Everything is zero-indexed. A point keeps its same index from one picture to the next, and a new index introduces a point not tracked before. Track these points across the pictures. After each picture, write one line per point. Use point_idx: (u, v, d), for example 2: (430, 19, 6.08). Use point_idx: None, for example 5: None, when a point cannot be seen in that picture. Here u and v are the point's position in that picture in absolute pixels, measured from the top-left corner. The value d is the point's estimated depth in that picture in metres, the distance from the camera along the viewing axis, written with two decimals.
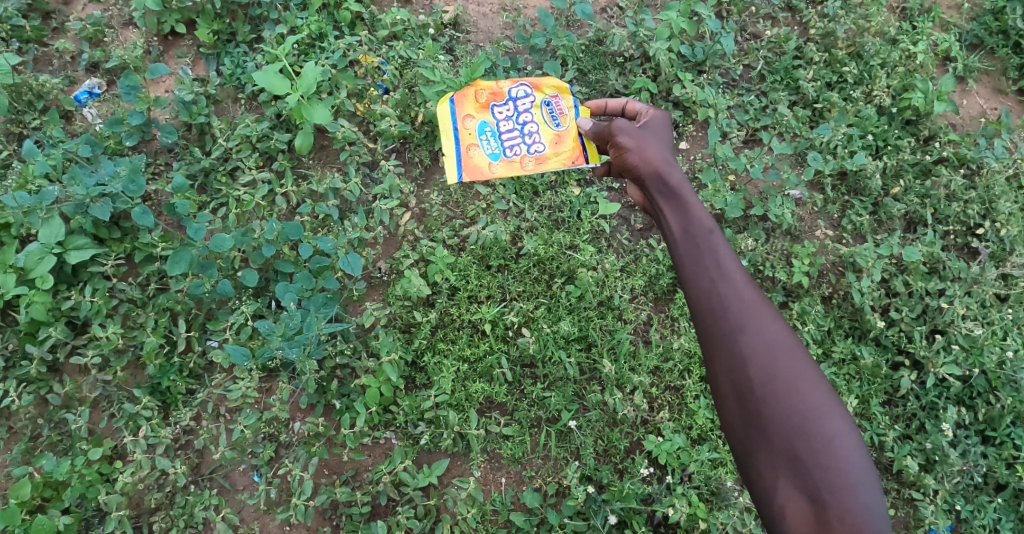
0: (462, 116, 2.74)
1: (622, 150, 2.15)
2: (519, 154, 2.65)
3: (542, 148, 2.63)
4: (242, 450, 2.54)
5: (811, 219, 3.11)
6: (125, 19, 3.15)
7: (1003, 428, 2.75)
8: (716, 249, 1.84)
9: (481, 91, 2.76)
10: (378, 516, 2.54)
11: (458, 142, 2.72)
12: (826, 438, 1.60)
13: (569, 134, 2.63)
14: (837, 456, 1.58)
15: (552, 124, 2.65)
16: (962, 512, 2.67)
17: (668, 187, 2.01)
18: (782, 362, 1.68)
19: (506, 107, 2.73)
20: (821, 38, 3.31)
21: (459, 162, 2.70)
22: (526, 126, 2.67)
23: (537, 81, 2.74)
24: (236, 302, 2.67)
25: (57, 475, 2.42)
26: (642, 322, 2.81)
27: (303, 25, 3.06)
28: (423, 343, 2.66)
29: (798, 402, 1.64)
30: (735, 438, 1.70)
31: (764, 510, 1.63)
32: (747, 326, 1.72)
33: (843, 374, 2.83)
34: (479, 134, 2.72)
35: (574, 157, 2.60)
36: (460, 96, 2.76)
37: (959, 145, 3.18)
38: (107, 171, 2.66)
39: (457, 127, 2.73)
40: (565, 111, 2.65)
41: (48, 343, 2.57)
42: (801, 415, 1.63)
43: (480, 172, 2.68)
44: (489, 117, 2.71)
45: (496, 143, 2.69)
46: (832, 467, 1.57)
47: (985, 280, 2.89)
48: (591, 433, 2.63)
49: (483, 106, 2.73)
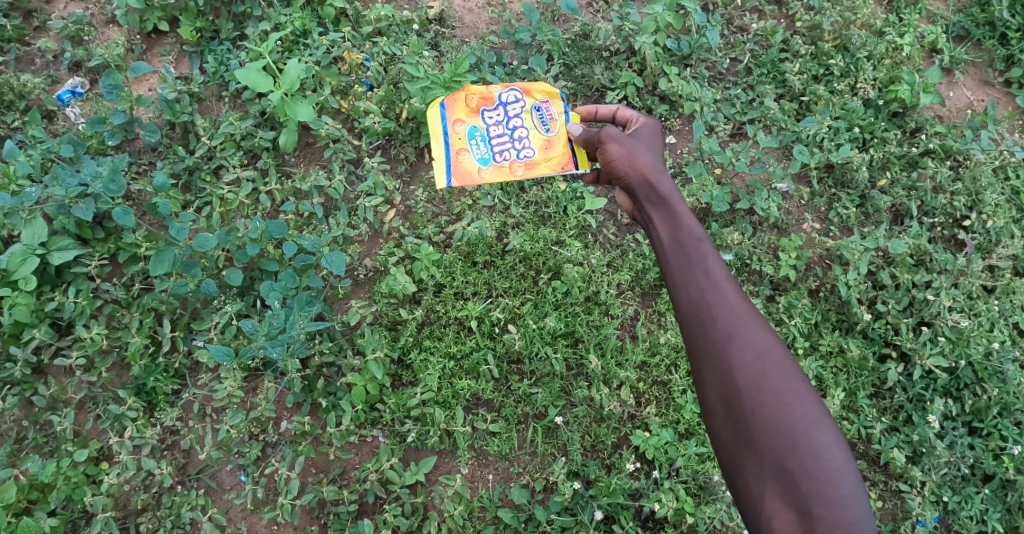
0: (452, 120, 2.74)
1: (611, 159, 2.17)
2: (510, 159, 2.66)
3: (532, 153, 2.64)
4: (228, 449, 2.53)
5: (798, 212, 3.10)
6: (107, 17, 3.12)
7: (990, 419, 2.76)
8: (704, 257, 1.86)
9: (471, 96, 2.78)
10: (365, 514, 2.53)
11: (449, 147, 2.70)
12: (814, 449, 1.59)
13: (559, 139, 2.64)
14: (825, 468, 1.57)
15: (543, 129, 2.67)
16: (949, 503, 2.68)
17: (659, 195, 2.03)
18: (770, 372, 1.69)
19: (496, 112, 2.74)
20: (807, 31, 3.31)
21: (450, 167, 2.68)
22: (516, 131, 2.69)
23: (527, 86, 2.79)
24: (219, 301, 2.65)
25: (42, 477, 2.40)
26: (628, 317, 2.80)
27: (287, 21, 3.04)
28: (409, 341, 2.65)
29: (786, 412, 1.64)
30: (723, 449, 1.70)
31: (752, 523, 1.62)
32: (736, 335, 1.73)
33: (830, 367, 2.83)
34: (469, 139, 2.71)
35: (564, 163, 2.60)
36: (450, 101, 2.77)
37: (945, 137, 3.18)
38: (89, 171, 2.64)
39: (447, 132, 2.72)
40: (555, 117, 2.69)
41: (32, 344, 2.55)
42: (789, 425, 1.62)
43: (470, 177, 2.68)
44: (479, 122, 2.72)
45: (486, 148, 2.69)
46: (820, 479, 1.56)
47: (971, 272, 2.90)
48: (578, 428, 2.62)
49: (473, 111, 2.75)
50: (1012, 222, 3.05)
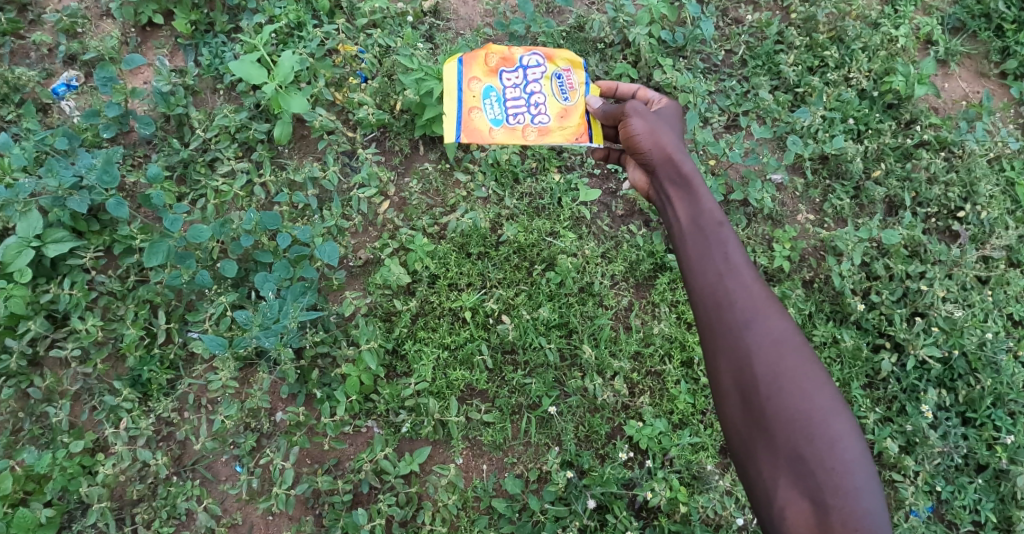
0: (469, 78, 2.67)
1: (633, 133, 2.18)
2: (523, 123, 2.62)
3: (547, 120, 2.60)
4: (223, 440, 2.52)
5: (793, 203, 3.11)
6: (102, 11, 3.13)
7: (983, 409, 2.76)
8: (724, 243, 1.88)
9: (492, 55, 2.71)
10: (360, 504, 2.53)
11: (461, 104, 2.65)
12: (830, 438, 1.61)
13: (576, 110, 2.62)
14: (840, 458, 1.59)
15: (561, 98, 2.64)
16: (942, 493, 2.68)
17: (680, 177, 2.05)
18: (787, 359, 1.70)
19: (515, 74, 2.69)
20: (802, 23, 3.30)
21: (459, 123, 2.63)
22: (534, 97, 2.65)
23: (551, 52, 2.73)
24: (213, 293, 2.65)
25: (38, 468, 2.41)
26: (623, 308, 2.81)
27: (281, 14, 3.05)
28: (404, 331, 2.66)
29: (803, 400, 1.65)
30: (736, 436, 1.72)
31: (764, 511, 1.64)
32: (754, 322, 1.75)
33: (823, 357, 2.83)
34: (484, 98, 2.65)
35: (579, 134, 2.58)
36: (470, 57, 2.69)
37: (940, 128, 3.18)
38: (84, 164, 2.67)
39: (463, 88, 2.66)
40: (575, 87, 2.65)
41: (27, 336, 2.54)
42: (805, 415, 1.64)
43: (479, 136, 2.62)
44: (497, 82, 2.67)
45: (500, 109, 2.64)
46: (836, 470, 1.58)
47: (965, 262, 2.90)
48: (571, 419, 2.63)
49: (492, 70, 2.68)
50: (1006, 214, 3.06)
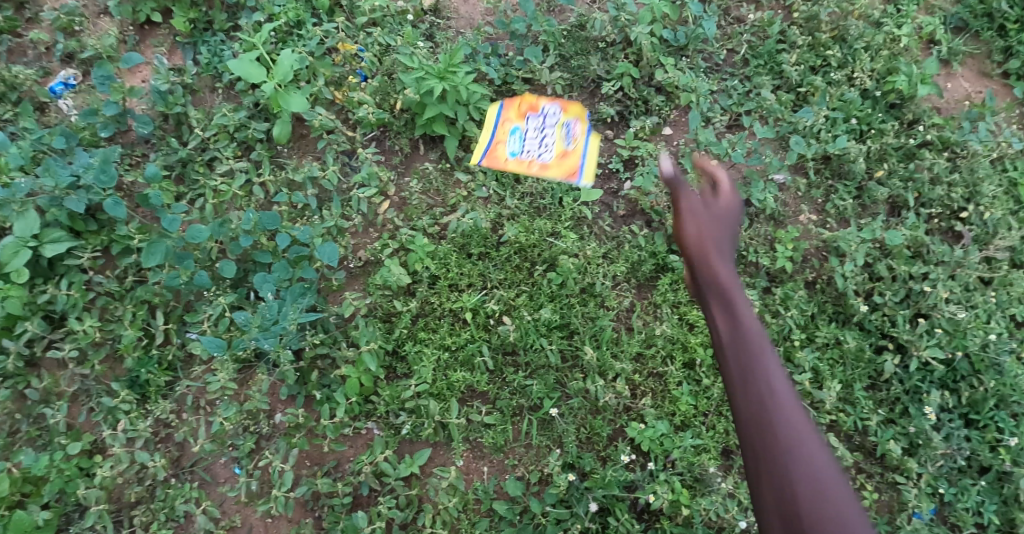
0: (503, 116, 2.92)
1: None
2: (529, 156, 2.78)
3: (549, 157, 2.75)
4: (221, 442, 2.52)
5: (796, 203, 3.08)
6: (99, 8, 3.10)
7: (986, 411, 2.74)
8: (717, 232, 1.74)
9: (527, 101, 2.93)
10: (360, 507, 2.50)
11: (490, 136, 2.90)
12: (796, 442, 1.39)
13: (575, 154, 2.77)
14: (805, 464, 1.37)
15: (568, 141, 2.80)
16: (945, 495, 2.66)
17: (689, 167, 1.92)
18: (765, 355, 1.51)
19: (540, 115, 2.88)
20: (804, 22, 3.29)
21: (484, 151, 2.88)
22: (546, 135, 2.81)
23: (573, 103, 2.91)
24: (212, 293, 2.63)
25: (35, 470, 2.39)
26: (624, 309, 2.79)
27: (281, 12, 3.03)
28: (404, 332, 2.64)
29: (776, 398, 1.45)
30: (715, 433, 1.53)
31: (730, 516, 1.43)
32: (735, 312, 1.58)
33: (826, 359, 2.81)
34: (510, 134, 2.87)
35: (572, 173, 2.73)
36: (508, 102, 2.95)
37: (943, 128, 3.15)
38: (81, 163, 2.65)
39: (496, 124, 2.91)
40: (580, 135, 2.82)
41: (24, 337, 2.52)
42: (776, 413, 1.43)
43: (497, 163, 2.83)
44: (523, 123, 2.87)
45: (519, 144, 2.83)
46: (799, 476, 1.36)
47: (968, 263, 2.89)
48: (573, 421, 2.61)
49: (523, 113, 2.90)
50: (1009, 214, 3.04)
